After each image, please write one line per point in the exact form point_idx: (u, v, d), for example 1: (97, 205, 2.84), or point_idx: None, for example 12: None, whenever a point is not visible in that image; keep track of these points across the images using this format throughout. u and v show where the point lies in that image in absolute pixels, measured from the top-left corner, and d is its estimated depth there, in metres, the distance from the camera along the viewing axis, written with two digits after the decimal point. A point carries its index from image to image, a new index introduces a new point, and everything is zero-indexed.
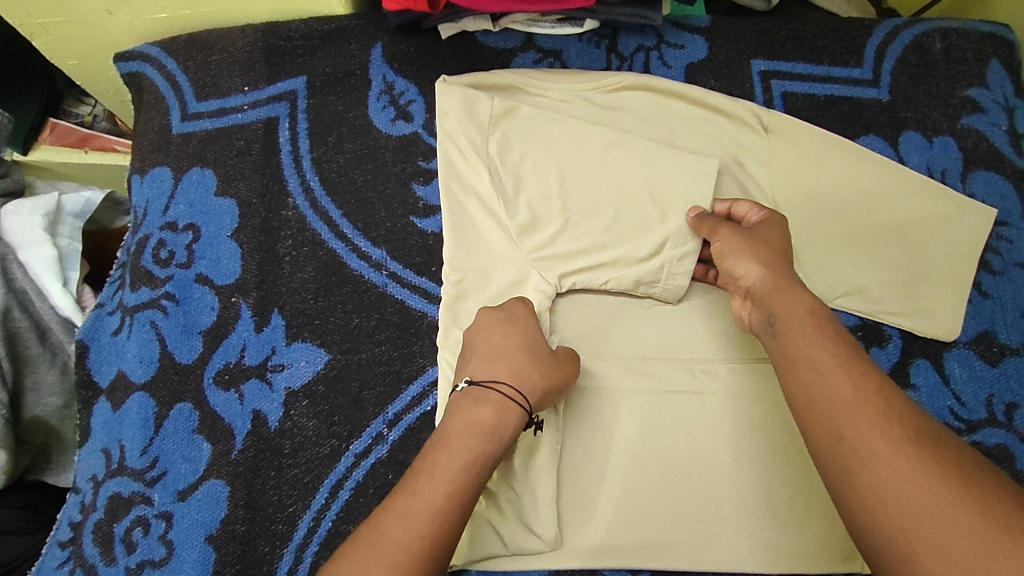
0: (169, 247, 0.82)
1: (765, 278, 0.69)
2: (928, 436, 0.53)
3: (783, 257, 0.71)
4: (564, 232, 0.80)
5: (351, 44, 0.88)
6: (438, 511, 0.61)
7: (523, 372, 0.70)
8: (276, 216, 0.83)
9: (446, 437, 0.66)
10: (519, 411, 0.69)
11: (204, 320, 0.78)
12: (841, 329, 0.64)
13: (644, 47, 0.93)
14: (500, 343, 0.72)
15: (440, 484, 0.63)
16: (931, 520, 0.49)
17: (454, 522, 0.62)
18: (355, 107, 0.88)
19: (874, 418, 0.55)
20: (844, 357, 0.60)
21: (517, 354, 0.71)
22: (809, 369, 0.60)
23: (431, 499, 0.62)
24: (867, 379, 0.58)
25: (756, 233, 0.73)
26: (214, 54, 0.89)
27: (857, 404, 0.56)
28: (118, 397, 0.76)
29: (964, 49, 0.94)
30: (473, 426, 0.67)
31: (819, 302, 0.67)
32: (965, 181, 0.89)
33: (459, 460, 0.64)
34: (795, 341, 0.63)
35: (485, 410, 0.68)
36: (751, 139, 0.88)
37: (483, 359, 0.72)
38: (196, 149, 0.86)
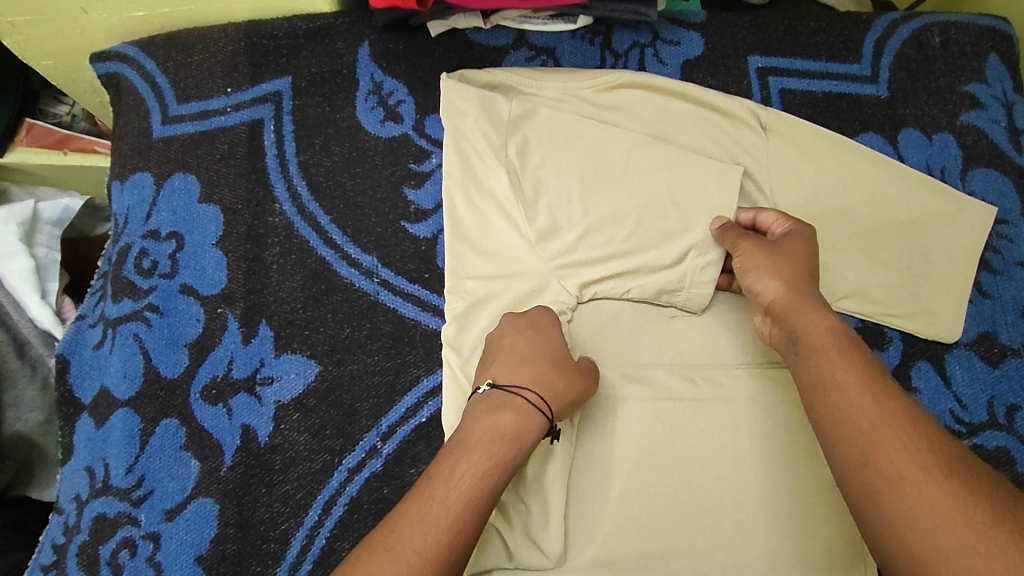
0: (152, 256, 0.79)
1: (785, 293, 0.68)
2: (954, 460, 0.52)
3: (804, 272, 0.70)
4: (586, 238, 0.79)
5: (337, 43, 0.85)
6: (454, 520, 0.59)
7: (549, 378, 0.69)
8: (262, 222, 0.81)
9: (466, 442, 0.64)
10: (542, 420, 0.67)
11: (189, 332, 0.76)
12: (862, 347, 0.63)
13: (639, 43, 0.90)
14: (520, 348, 0.71)
15: (458, 491, 0.60)
16: (962, 547, 0.48)
17: (468, 534, 0.59)
18: (342, 108, 0.85)
19: (901, 441, 0.54)
20: (869, 378, 0.59)
21: (542, 361, 0.70)
22: (832, 389, 0.59)
23: (449, 507, 0.59)
24: (893, 401, 0.57)
25: (776, 245, 0.72)
26: (194, 54, 0.85)
27: (884, 426, 0.55)
28: (101, 414, 0.73)
29: (963, 43, 0.92)
30: (493, 432, 0.64)
31: (839, 321, 0.65)
32: (964, 179, 0.88)
33: (479, 467, 0.62)
34: (817, 361, 0.61)
35: (507, 415, 0.66)
36: (749, 137, 0.86)
37: (507, 363, 0.70)
38: (178, 153, 0.83)
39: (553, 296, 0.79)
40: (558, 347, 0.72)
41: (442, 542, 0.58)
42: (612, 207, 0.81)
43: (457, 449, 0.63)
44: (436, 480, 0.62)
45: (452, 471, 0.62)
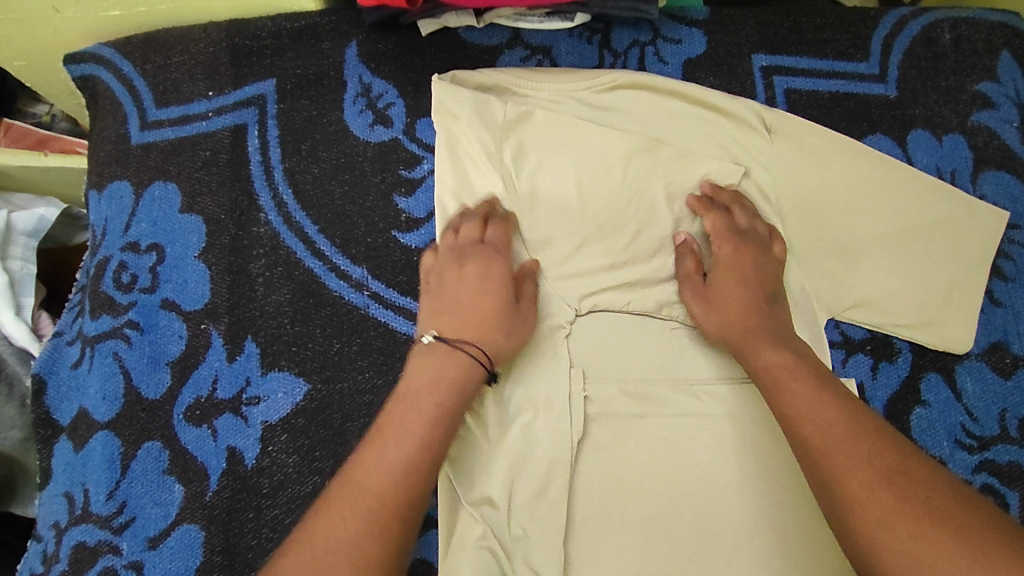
0: (131, 270, 0.75)
1: (741, 327, 0.73)
2: (899, 472, 0.56)
3: (752, 305, 0.74)
4: (583, 249, 0.79)
5: (323, 43, 0.81)
6: (407, 466, 0.62)
7: (489, 333, 0.70)
8: (247, 233, 0.77)
9: (409, 392, 0.66)
10: (482, 372, 0.69)
11: (172, 350, 0.73)
12: (833, 380, 0.67)
13: (639, 42, 0.86)
14: (467, 299, 0.72)
15: (410, 439, 0.63)
16: (910, 555, 0.52)
17: (424, 476, 0.62)
18: (329, 112, 0.81)
19: (852, 463, 0.58)
20: (834, 402, 0.64)
21: (487, 313, 0.71)
22: (798, 422, 0.64)
23: (401, 454, 0.62)
24: (845, 420, 0.62)
25: (714, 293, 0.76)
26: (174, 55, 0.81)
27: (837, 451, 0.59)
28: (80, 436, 0.70)
29: (974, 40, 0.89)
30: (438, 382, 0.67)
31: (793, 353, 0.70)
32: (975, 182, 0.85)
33: (423, 413, 0.65)
34: (778, 396, 0.67)
35: (444, 369, 0.68)
36: (753, 140, 0.83)
37: (453, 316, 0.71)
38: (157, 160, 0.79)
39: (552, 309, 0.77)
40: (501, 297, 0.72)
41: (402, 491, 0.60)
42: (609, 214, 0.80)
43: (406, 397, 0.66)
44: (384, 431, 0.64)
45: (400, 421, 0.64)
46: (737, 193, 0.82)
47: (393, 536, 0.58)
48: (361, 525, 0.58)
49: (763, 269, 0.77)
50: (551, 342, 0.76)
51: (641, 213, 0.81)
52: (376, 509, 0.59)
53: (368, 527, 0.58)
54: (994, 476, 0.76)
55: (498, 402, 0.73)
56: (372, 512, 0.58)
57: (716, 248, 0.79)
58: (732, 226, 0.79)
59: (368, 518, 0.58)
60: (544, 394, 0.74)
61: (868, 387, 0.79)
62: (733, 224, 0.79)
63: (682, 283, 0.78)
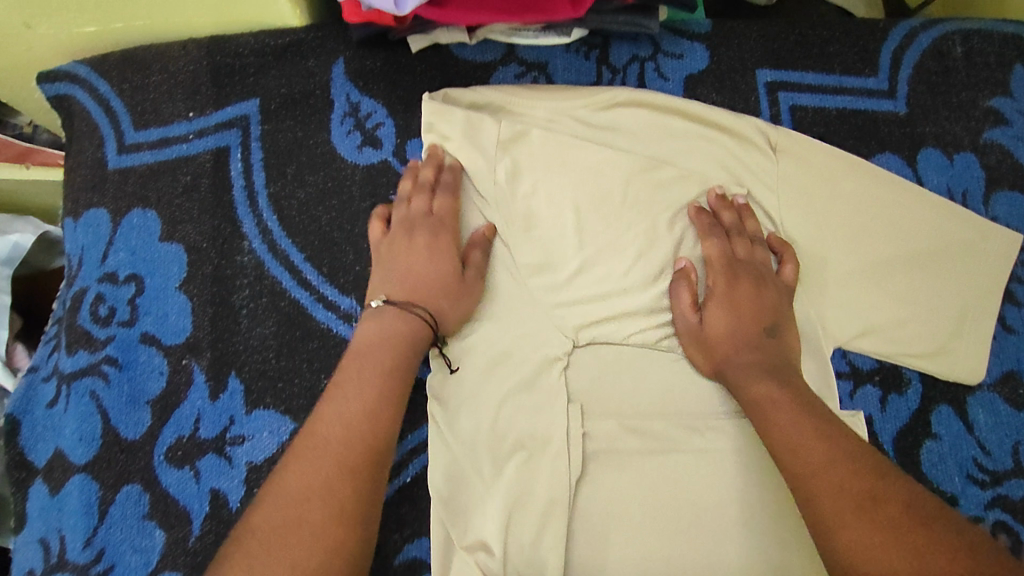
0: (109, 302, 0.72)
1: (732, 358, 0.72)
2: (876, 499, 0.57)
3: (746, 338, 0.72)
4: (581, 276, 0.76)
5: (308, 60, 0.78)
6: (370, 414, 0.63)
7: (435, 290, 0.71)
8: (230, 262, 0.74)
9: (360, 349, 0.67)
10: (430, 332, 0.70)
11: (151, 387, 0.70)
12: (823, 409, 0.67)
13: (638, 57, 0.83)
14: (413, 259, 0.72)
15: (369, 390, 0.64)
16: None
17: (388, 422, 0.64)
18: (315, 133, 0.78)
19: (832, 488, 0.59)
20: (820, 429, 0.64)
21: (438, 277, 0.71)
22: (785, 444, 0.64)
23: (362, 403, 0.63)
24: (829, 444, 0.62)
25: (710, 328, 0.74)
26: (152, 74, 0.77)
27: (818, 475, 0.60)
28: (56, 479, 0.68)
29: (986, 53, 0.86)
30: (386, 343, 0.67)
31: (789, 382, 0.69)
32: (987, 203, 0.83)
33: (378, 365, 0.66)
34: (767, 420, 0.67)
35: (387, 326, 0.68)
36: (758, 160, 0.80)
37: (402, 279, 0.71)
38: (136, 186, 0.75)
39: (548, 339, 0.74)
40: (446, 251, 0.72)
41: (369, 444, 0.61)
42: (606, 238, 0.77)
43: (356, 357, 0.66)
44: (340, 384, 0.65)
45: (358, 376, 0.65)
46: (739, 214, 0.78)
47: (364, 479, 0.60)
48: (330, 474, 0.59)
49: (761, 303, 0.74)
50: (547, 375, 0.73)
51: (641, 237, 0.78)
52: (344, 453, 0.60)
53: (338, 477, 0.59)
54: (1007, 513, 0.76)
55: (495, 439, 0.71)
56: (341, 458, 0.60)
57: (710, 279, 0.76)
58: (730, 255, 0.76)
59: (336, 468, 0.59)
60: (542, 429, 0.72)
61: (877, 421, 0.78)
62: (731, 253, 0.76)
63: (676, 326, 0.76)
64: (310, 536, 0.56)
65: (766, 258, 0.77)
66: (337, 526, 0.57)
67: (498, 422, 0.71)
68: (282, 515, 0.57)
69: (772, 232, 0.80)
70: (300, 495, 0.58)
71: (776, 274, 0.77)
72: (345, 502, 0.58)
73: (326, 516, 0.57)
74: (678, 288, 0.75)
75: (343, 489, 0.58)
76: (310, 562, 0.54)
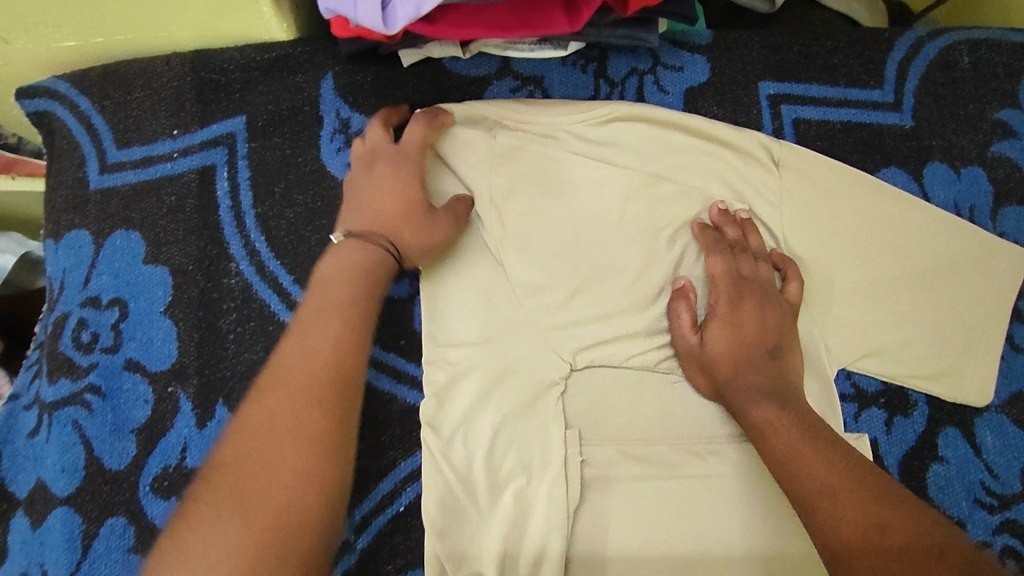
0: (91, 328, 0.70)
1: (732, 380, 0.70)
2: (883, 525, 0.55)
3: (749, 359, 0.70)
4: (578, 297, 0.74)
5: (297, 75, 0.75)
6: (335, 345, 0.59)
7: (399, 219, 0.67)
8: (216, 285, 0.72)
9: (321, 280, 0.63)
10: (391, 261, 0.66)
11: (136, 416, 0.68)
12: (828, 433, 0.64)
13: (637, 70, 0.81)
14: (375, 187, 0.68)
15: (331, 321, 0.60)
16: None
17: (355, 355, 0.60)
18: (304, 150, 0.75)
19: (838, 512, 0.57)
20: (825, 455, 0.61)
21: (403, 205, 0.67)
22: (790, 463, 0.62)
23: (327, 337, 0.59)
24: (837, 466, 0.60)
25: (712, 348, 0.71)
26: (135, 90, 0.75)
27: (824, 497, 0.58)
28: (37, 512, 0.65)
29: (994, 63, 0.83)
30: (346, 273, 0.63)
31: (796, 406, 0.67)
32: (995, 219, 0.81)
33: (339, 296, 0.62)
34: (771, 439, 0.65)
35: (349, 259, 0.64)
36: (759, 175, 0.78)
37: (364, 211, 0.67)
38: (119, 207, 0.73)
39: (544, 363, 0.72)
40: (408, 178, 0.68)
41: (335, 374, 0.58)
42: (604, 258, 0.75)
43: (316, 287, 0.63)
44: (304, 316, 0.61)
45: (321, 304, 0.61)
46: (742, 228, 0.76)
47: (330, 410, 0.57)
48: (294, 408, 0.56)
49: (765, 324, 0.72)
50: (545, 399, 0.71)
51: (641, 255, 0.75)
52: (307, 386, 0.57)
53: (303, 409, 0.56)
54: (1016, 538, 0.74)
55: (490, 467, 0.69)
56: (307, 390, 0.57)
57: (712, 297, 0.74)
58: (733, 272, 0.74)
59: (300, 402, 0.56)
60: (540, 456, 0.70)
61: (883, 443, 0.75)
62: (735, 270, 0.74)
63: (677, 348, 0.74)
64: (280, 469, 0.54)
65: (771, 275, 0.75)
66: (308, 459, 0.54)
67: (493, 449, 0.69)
68: (250, 454, 0.55)
69: (773, 248, 0.77)
70: (267, 429, 0.55)
71: (780, 292, 0.75)
72: (314, 436, 0.55)
73: (294, 452, 0.54)
74: (676, 309, 0.73)
75: (310, 422, 0.56)
76: (281, 497, 0.53)
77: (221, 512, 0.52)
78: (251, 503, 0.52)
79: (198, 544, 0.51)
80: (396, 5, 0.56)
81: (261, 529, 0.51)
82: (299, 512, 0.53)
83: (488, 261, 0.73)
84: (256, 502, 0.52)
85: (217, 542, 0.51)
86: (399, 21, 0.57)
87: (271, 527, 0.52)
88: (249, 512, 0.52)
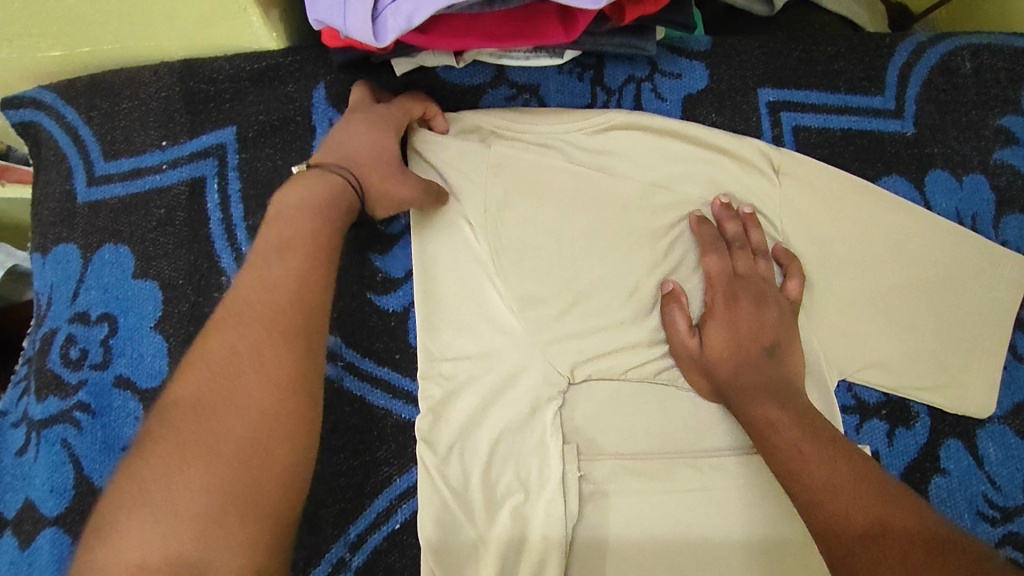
0: (80, 344, 0.69)
1: (732, 384, 0.69)
2: (879, 528, 0.53)
3: (747, 365, 0.69)
4: (575, 309, 0.72)
5: (288, 85, 0.74)
6: (300, 279, 0.54)
7: (365, 157, 0.65)
8: (207, 299, 0.71)
9: (283, 209, 0.59)
10: (356, 196, 0.63)
11: (127, 433, 0.67)
12: (828, 432, 0.63)
13: (635, 78, 0.79)
14: (340, 130, 0.67)
15: (295, 249, 0.56)
16: None
17: (321, 285, 0.55)
18: (296, 161, 0.74)
19: (834, 514, 0.55)
20: (826, 456, 0.59)
21: (376, 152, 0.66)
22: (789, 463, 0.61)
23: (289, 263, 0.55)
24: (838, 467, 0.58)
25: (710, 355, 0.70)
26: (122, 101, 0.73)
27: (819, 499, 0.57)
28: (25, 532, 0.64)
29: (997, 69, 0.82)
30: (310, 200, 0.59)
31: (797, 407, 0.65)
32: (997, 227, 0.80)
33: (302, 229, 0.57)
34: (771, 439, 0.64)
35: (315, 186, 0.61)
36: (758, 183, 0.77)
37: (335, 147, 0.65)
38: (107, 220, 0.72)
39: (541, 376, 0.71)
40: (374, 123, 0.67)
41: (301, 309, 0.53)
42: (602, 268, 0.74)
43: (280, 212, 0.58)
44: (266, 249, 0.56)
45: (284, 238, 0.57)
46: (743, 224, 0.75)
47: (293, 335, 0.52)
48: (254, 336, 0.51)
49: (763, 324, 0.71)
50: (542, 412, 0.70)
51: (639, 264, 0.74)
52: (271, 317, 0.52)
53: (267, 340, 0.51)
54: (1019, 551, 0.73)
55: (487, 483, 0.68)
56: (269, 317, 0.52)
57: (710, 300, 0.73)
58: (730, 270, 0.73)
59: (261, 330, 0.51)
60: (537, 471, 0.69)
61: (885, 456, 0.74)
62: (732, 269, 0.73)
63: (677, 356, 0.73)
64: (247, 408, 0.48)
65: (770, 271, 0.74)
66: (277, 397, 0.49)
67: (490, 464, 0.68)
68: (209, 392, 0.48)
69: (777, 243, 0.76)
70: (226, 363, 0.49)
71: (779, 290, 0.74)
72: (280, 369, 0.50)
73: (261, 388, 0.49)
74: (672, 315, 0.72)
75: (277, 357, 0.50)
76: (249, 436, 0.48)
77: (182, 454, 0.46)
78: (215, 443, 0.47)
79: (157, 487, 0.45)
80: (386, 18, 0.55)
81: (232, 471, 0.46)
82: (272, 451, 0.48)
83: (484, 271, 0.72)
84: (222, 443, 0.47)
85: (181, 485, 0.45)
86: (389, 34, 0.56)
87: (244, 466, 0.46)
88: (217, 454, 0.46)
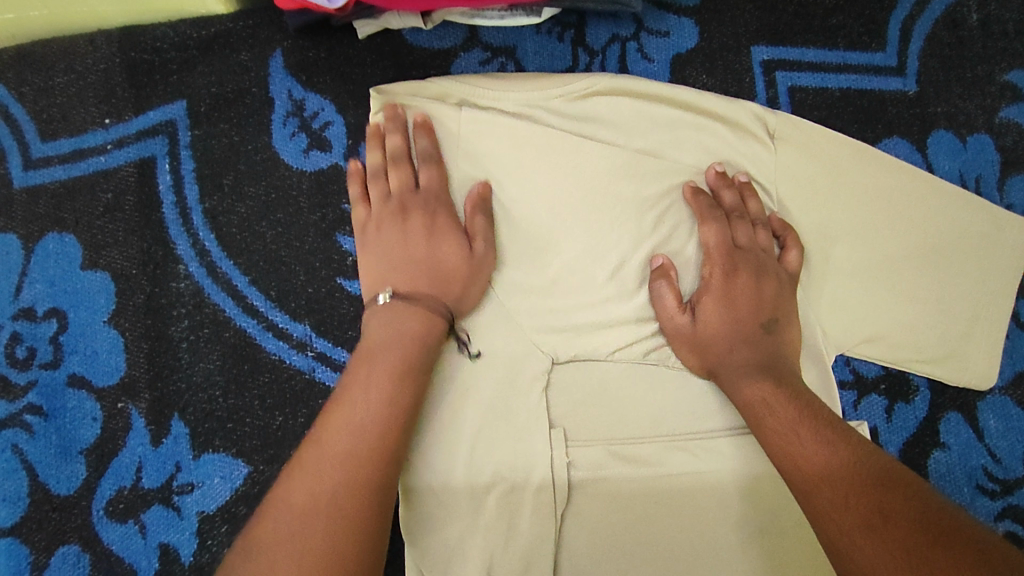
0: (27, 343, 0.65)
1: (725, 360, 0.65)
2: (877, 506, 0.48)
3: (742, 344, 0.65)
4: (560, 285, 0.68)
5: (240, 54, 0.68)
6: (381, 406, 0.57)
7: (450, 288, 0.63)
8: (163, 289, 0.66)
9: (372, 348, 0.60)
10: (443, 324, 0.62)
11: (84, 436, 0.64)
12: (828, 415, 0.59)
13: (619, 37, 0.74)
14: (427, 241, 0.64)
15: (378, 378, 0.58)
16: None
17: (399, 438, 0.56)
18: (254, 137, 0.69)
19: (835, 498, 0.51)
20: (825, 438, 0.56)
21: (448, 261, 0.64)
22: (788, 448, 0.57)
23: (380, 392, 0.57)
24: (839, 449, 0.54)
25: (704, 331, 0.66)
26: (59, 74, 0.67)
27: (821, 482, 0.53)
28: None
29: (1004, 20, 0.77)
30: (396, 342, 0.60)
31: (789, 386, 0.62)
32: (1003, 189, 0.76)
33: (409, 369, 0.59)
34: (768, 426, 0.60)
35: (415, 329, 0.61)
36: (754, 149, 0.72)
37: (414, 274, 0.63)
38: (49, 207, 0.67)
39: (526, 359, 0.67)
40: (422, 129, 0.66)
41: (368, 416, 0.56)
42: (587, 242, 0.68)
43: (367, 362, 0.59)
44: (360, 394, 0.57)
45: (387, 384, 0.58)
46: (739, 193, 0.70)
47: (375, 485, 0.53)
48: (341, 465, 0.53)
49: (761, 299, 0.67)
50: (527, 397, 0.66)
51: (628, 236, 0.69)
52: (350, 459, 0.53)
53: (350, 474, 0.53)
54: (1018, 523, 0.72)
55: (472, 474, 0.65)
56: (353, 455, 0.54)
57: (705, 273, 0.68)
58: (729, 242, 0.69)
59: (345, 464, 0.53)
60: (524, 461, 0.65)
61: (883, 432, 0.74)
62: (731, 239, 0.69)
63: (667, 333, 0.68)
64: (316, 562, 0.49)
65: (769, 242, 0.70)
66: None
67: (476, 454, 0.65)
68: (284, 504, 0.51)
69: (773, 212, 0.72)
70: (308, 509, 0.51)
71: (778, 261, 0.70)
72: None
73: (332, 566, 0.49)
74: (661, 292, 0.67)
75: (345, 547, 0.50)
76: None
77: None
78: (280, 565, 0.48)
79: None
80: None
81: None
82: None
83: None
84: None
85: None
86: None
87: None
88: None
